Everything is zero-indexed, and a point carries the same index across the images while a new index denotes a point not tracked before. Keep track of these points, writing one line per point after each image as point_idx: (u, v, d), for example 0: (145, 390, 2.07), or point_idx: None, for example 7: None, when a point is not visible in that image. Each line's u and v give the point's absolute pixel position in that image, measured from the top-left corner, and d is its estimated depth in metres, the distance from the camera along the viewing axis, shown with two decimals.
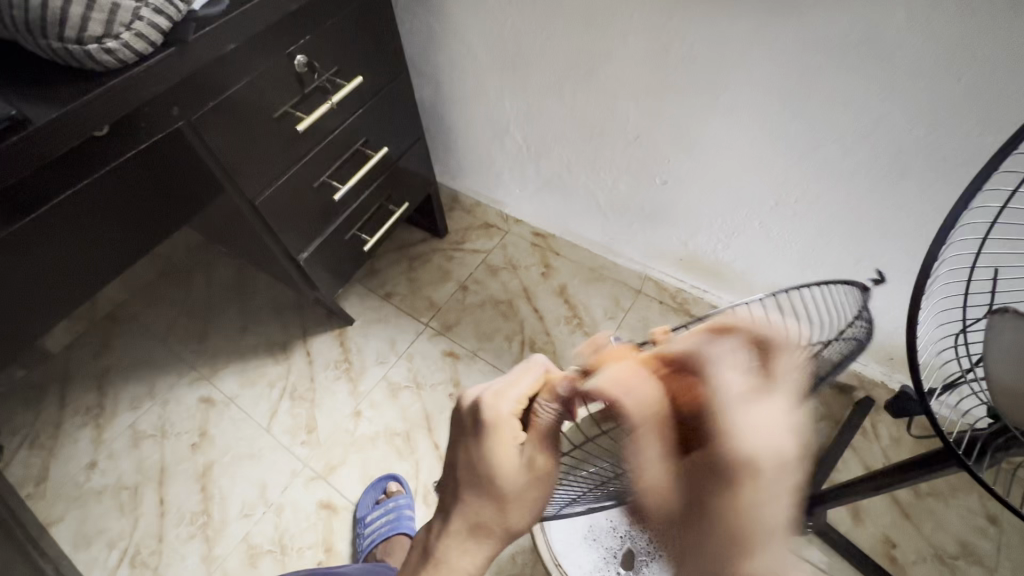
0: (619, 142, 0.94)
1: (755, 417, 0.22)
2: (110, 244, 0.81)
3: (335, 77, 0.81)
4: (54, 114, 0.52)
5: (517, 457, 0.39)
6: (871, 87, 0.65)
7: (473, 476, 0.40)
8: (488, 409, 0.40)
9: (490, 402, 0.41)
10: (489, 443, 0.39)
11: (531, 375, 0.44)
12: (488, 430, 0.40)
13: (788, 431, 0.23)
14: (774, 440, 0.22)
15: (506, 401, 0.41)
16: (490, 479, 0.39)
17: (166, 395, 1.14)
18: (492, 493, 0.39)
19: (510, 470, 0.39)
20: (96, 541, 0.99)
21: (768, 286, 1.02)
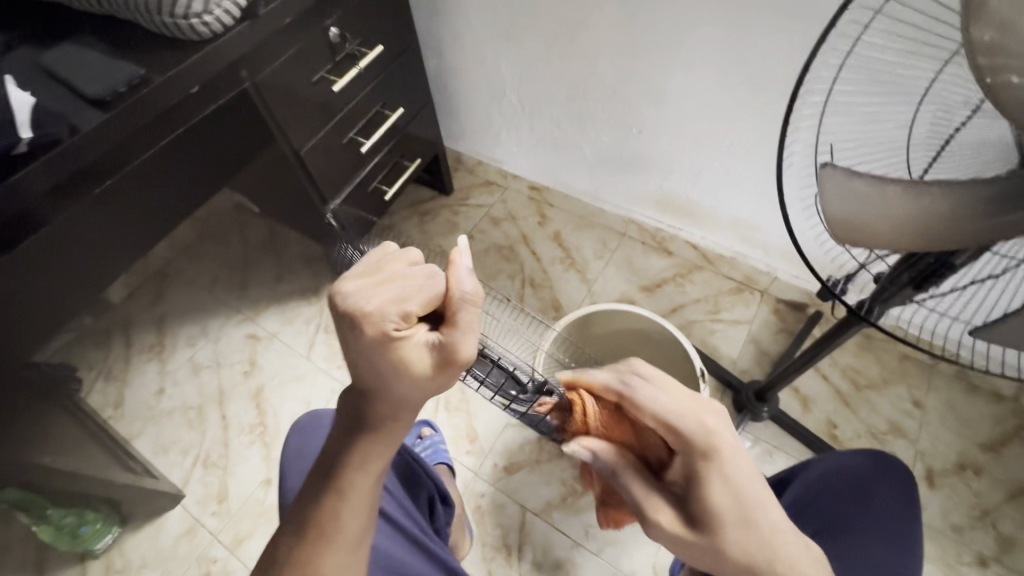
0: (600, 98, 1.11)
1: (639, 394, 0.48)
2: (169, 204, 0.98)
3: (361, 46, 0.97)
4: (166, 76, 0.70)
5: (428, 351, 0.46)
6: (796, 40, 0.81)
7: (387, 370, 0.46)
8: (379, 321, 0.45)
9: (377, 313, 0.45)
10: (395, 348, 0.45)
11: (390, 276, 0.46)
12: (385, 340, 0.45)
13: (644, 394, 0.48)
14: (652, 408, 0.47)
15: (373, 303, 0.45)
16: (404, 371, 0.46)
17: (217, 333, 1.32)
18: (406, 383, 0.47)
19: (423, 362, 0.46)
20: (172, 448, 1.18)
21: (730, 218, 1.19)
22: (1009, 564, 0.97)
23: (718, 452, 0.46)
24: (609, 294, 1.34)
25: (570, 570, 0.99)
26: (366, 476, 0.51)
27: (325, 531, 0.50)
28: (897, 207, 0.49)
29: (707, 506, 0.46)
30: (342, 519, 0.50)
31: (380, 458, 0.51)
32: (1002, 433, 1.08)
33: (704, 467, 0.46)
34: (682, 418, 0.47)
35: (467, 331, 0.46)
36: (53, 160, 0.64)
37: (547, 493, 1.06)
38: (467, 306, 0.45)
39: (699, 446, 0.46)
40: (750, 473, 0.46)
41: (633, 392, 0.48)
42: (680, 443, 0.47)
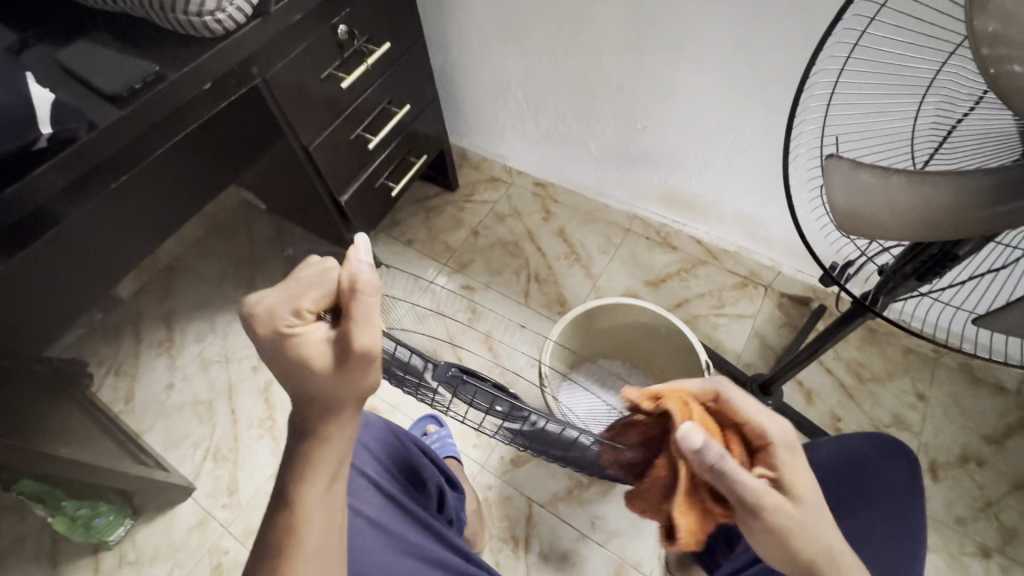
0: (606, 93, 1.11)
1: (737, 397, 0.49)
2: (174, 200, 0.98)
3: (369, 43, 0.98)
4: (179, 73, 0.71)
5: (326, 346, 0.46)
6: (800, 36, 0.82)
7: (294, 371, 0.46)
8: (274, 321, 0.47)
9: (272, 314, 0.47)
10: (292, 344, 0.46)
11: (293, 280, 0.48)
12: (279, 339, 0.46)
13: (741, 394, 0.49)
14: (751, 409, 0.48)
15: (278, 306, 0.47)
16: (306, 369, 0.46)
17: (225, 329, 1.33)
18: (316, 382, 0.47)
19: (320, 356, 0.46)
20: (182, 442, 1.20)
21: (735, 214, 1.20)
22: (1013, 555, 0.98)
23: (799, 454, 0.48)
24: (614, 289, 1.35)
25: (577, 561, 1.00)
26: (316, 486, 0.49)
27: (288, 549, 0.48)
28: (900, 198, 0.49)
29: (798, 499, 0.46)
30: (302, 533, 0.48)
31: (327, 470, 0.50)
32: (1006, 426, 1.08)
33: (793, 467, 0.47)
34: (774, 423, 0.48)
35: (359, 320, 0.45)
36: (68, 157, 0.65)
37: (553, 485, 1.07)
38: (357, 294, 0.45)
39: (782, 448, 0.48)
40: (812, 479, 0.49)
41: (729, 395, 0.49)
42: (765, 443, 0.48)
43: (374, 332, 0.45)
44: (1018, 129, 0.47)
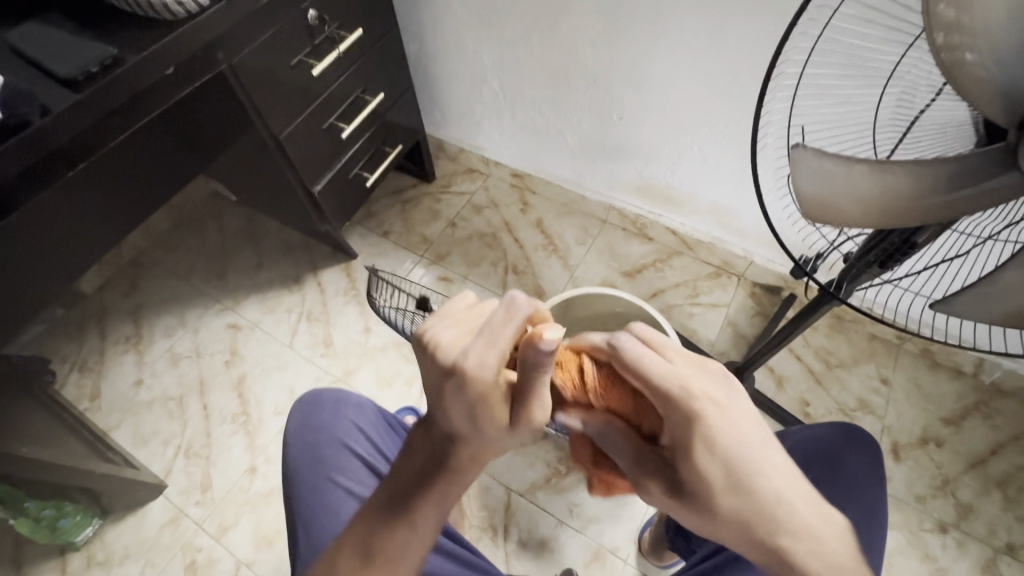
0: (581, 84, 1.11)
1: (638, 354, 0.48)
2: (139, 192, 0.95)
3: (340, 29, 0.96)
4: (138, 57, 0.68)
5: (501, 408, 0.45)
6: (770, 30, 0.84)
7: (456, 417, 0.46)
8: (478, 370, 0.44)
9: (479, 365, 0.44)
10: (485, 394, 0.45)
11: (508, 316, 0.45)
12: (485, 384, 0.45)
13: (643, 351, 0.48)
14: (659, 369, 0.47)
15: (486, 362, 0.45)
16: (484, 419, 0.45)
17: (196, 323, 1.29)
18: (484, 432, 0.46)
19: (498, 417, 0.45)
20: (152, 439, 1.17)
21: (709, 205, 1.21)
22: (967, 530, 1.03)
23: (701, 411, 0.45)
24: (591, 279, 1.36)
25: (555, 548, 1.02)
26: (436, 516, 0.50)
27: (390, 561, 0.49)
28: (861, 187, 0.51)
29: (696, 470, 0.44)
30: (400, 555, 0.49)
31: (433, 511, 0.50)
32: (963, 408, 1.13)
33: (688, 432, 0.45)
34: (680, 378, 0.46)
35: (540, 389, 0.46)
36: (20, 142, 0.62)
37: (531, 474, 1.08)
38: (536, 376, 0.44)
39: (682, 404, 0.45)
40: (741, 442, 0.44)
41: (619, 352, 0.48)
42: (664, 403, 0.46)
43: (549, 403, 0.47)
44: (976, 120, 0.48)
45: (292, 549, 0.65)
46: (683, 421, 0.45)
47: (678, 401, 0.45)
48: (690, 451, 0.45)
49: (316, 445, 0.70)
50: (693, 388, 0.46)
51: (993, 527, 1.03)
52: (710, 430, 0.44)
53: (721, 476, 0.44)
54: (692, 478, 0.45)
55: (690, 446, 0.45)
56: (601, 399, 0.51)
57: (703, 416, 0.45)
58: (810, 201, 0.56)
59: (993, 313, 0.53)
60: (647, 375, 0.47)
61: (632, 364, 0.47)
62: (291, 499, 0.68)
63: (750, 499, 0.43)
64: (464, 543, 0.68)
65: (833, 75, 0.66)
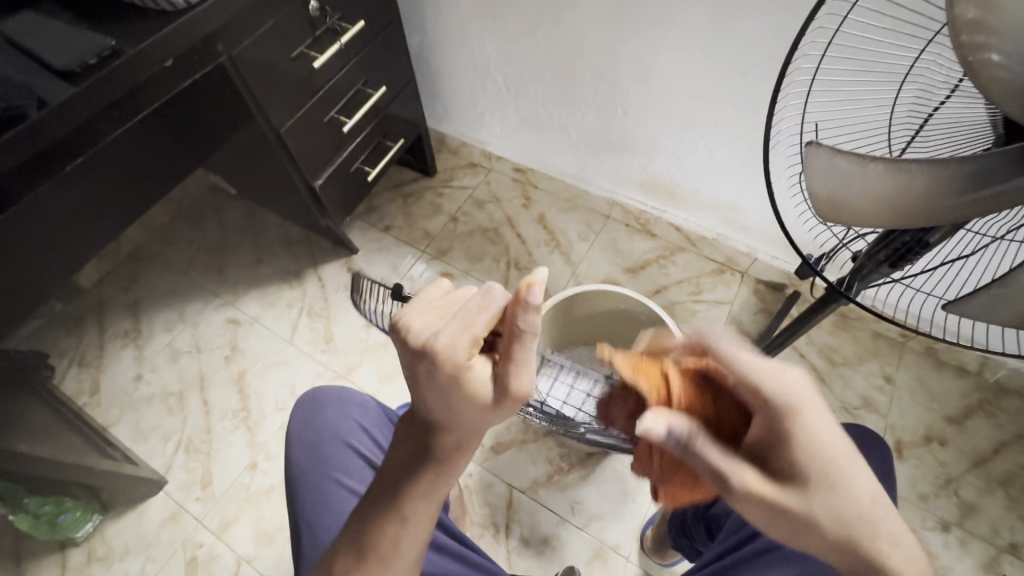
0: (586, 77, 1.10)
1: (734, 348, 0.48)
2: (137, 186, 0.94)
3: (341, 20, 0.94)
4: (137, 49, 0.67)
5: (484, 383, 0.46)
6: (780, 24, 0.82)
7: (432, 402, 0.48)
8: (454, 348, 0.46)
9: (452, 344, 0.46)
10: (461, 373, 0.46)
11: (485, 299, 0.47)
12: (458, 365, 0.46)
13: (740, 346, 0.48)
14: (756, 363, 0.47)
15: (462, 340, 0.46)
16: (461, 398, 0.46)
17: (195, 318, 1.28)
18: (463, 414, 0.47)
19: (481, 393, 0.46)
20: (152, 434, 1.17)
21: (714, 201, 1.20)
22: (970, 528, 1.02)
23: (800, 407, 0.46)
24: (593, 275, 1.35)
25: (557, 545, 1.02)
26: (426, 504, 0.50)
27: (386, 554, 0.50)
28: (876, 185, 0.50)
29: (795, 465, 0.45)
30: (393, 548, 0.50)
31: (424, 501, 0.50)
32: (967, 407, 1.13)
33: (789, 426, 0.45)
34: (772, 378, 0.47)
35: (519, 363, 0.46)
36: (17, 136, 0.61)
37: (533, 472, 1.08)
38: (513, 344, 0.46)
39: (782, 399, 0.46)
40: (835, 439, 0.46)
41: (717, 343, 0.49)
42: (763, 399, 0.47)
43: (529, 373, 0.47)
44: (991, 118, 0.47)
45: (295, 548, 0.65)
46: (781, 417, 0.46)
47: (777, 395, 0.46)
48: (791, 449, 0.45)
49: (319, 444, 0.69)
50: (794, 384, 0.47)
51: (996, 526, 1.02)
52: (809, 427, 0.46)
53: (818, 472, 0.45)
54: (790, 475, 0.45)
55: (791, 442, 0.45)
56: (683, 398, 0.49)
57: (801, 411, 0.46)
58: (822, 200, 0.55)
59: (1007, 314, 0.52)
60: (746, 368, 0.47)
61: (732, 357, 0.48)
62: (293, 498, 0.67)
63: (850, 501, 0.45)
64: (467, 542, 0.67)
65: (847, 70, 0.64)
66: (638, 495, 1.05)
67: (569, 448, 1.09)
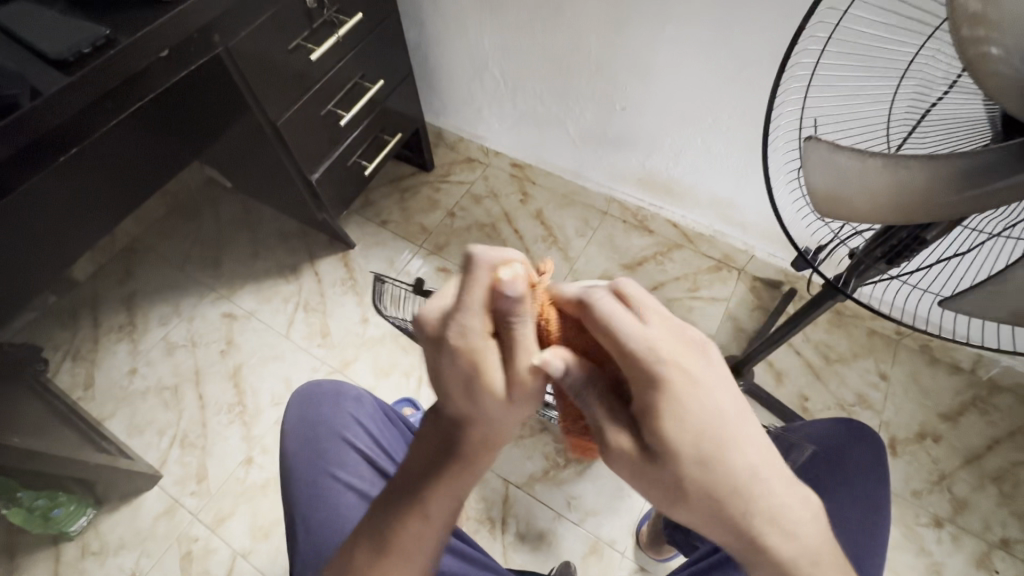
0: (584, 72, 1.09)
1: (604, 305, 0.40)
2: (132, 179, 0.93)
3: (339, 13, 0.94)
4: (132, 38, 0.66)
5: (498, 373, 0.42)
6: (780, 20, 0.82)
7: (454, 395, 0.44)
8: (462, 335, 0.42)
9: (461, 330, 0.42)
10: (476, 362, 0.42)
11: (478, 277, 0.42)
12: (475, 353, 0.42)
13: (611, 307, 0.40)
14: (634, 329, 0.39)
15: (468, 326, 0.42)
16: (481, 390, 0.42)
17: (191, 312, 1.28)
18: (489, 409, 0.43)
19: (496, 384, 0.42)
20: (147, 428, 1.16)
21: (712, 197, 1.20)
22: (962, 524, 1.03)
23: (667, 382, 0.38)
24: (590, 271, 1.35)
25: (553, 540, 1.02)
26: (450, 505, 0.49)
27: (406, 550, 0.49)
28: (874, 180, 0.50)
29: (664, 443, 0.39)
30: (414, 545, 0.49)
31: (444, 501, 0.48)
32: (960, 404, 1.14)
33: (654, 403, 0.39)
34: (660, 346, 0.39)
35: (525, 349, 0.42)
36: (11, 125, 0.60)
37: (529, 467, 1.08)
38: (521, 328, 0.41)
39: (646, 371, 0.39)
40: (711, 419, 0.39)
41: (592, 303, 0.41)
42: (629, 369, 0.39)
43: (533, 356, 0.42)
44: (988, 114, 0.48)
45: (290, 543, 0.65)
46: (653, 395, 0.39)
47: (648, 371, 0.39)
48: (668, 428, 0.39)
49: (316, 439, 0.69)
50: (664, 354, 0.39)
51: (988, 522, 1.03)
52: (682, 410, 0.38)
53: (694, 457, 0.38)
54: (661, 453, 0.39)
55: (667, 422, 0.39)
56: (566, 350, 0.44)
57: (673, 387, 0.38)
58: (820, 196, 0.55)
59: (1003, 310, 0.53)
60: (619, 337, 0.39)
61: (601, 320, 0.40)
62: (289, 493, 0.67)
63: (727, 484, 0.39)
64: (461, 536, 0.67)
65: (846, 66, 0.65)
66: (634, 490, 1.05)
67: (565, 443, 1.09)
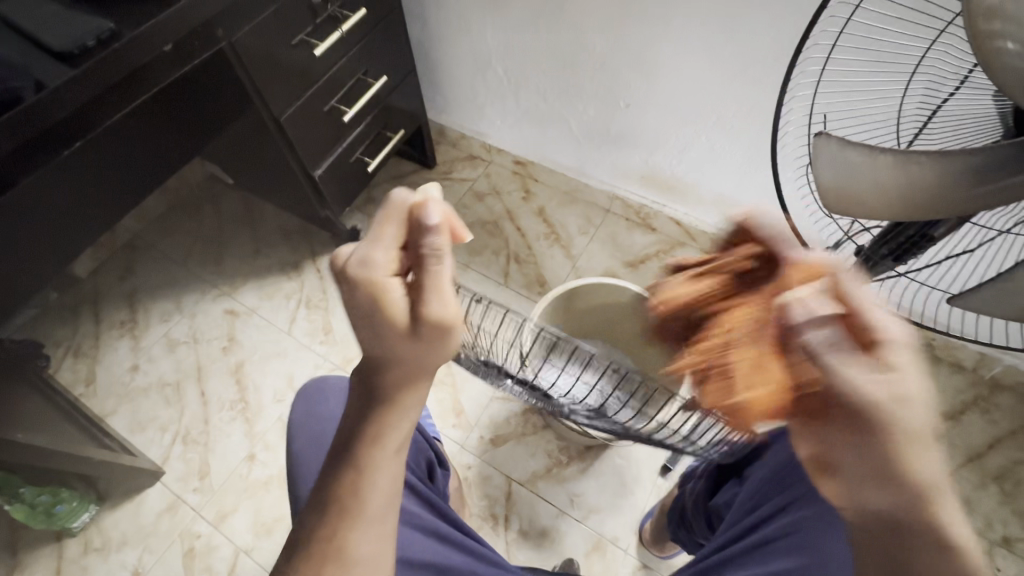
0: (589, 70, 1.09)
1: (846, 276, 0.45)
2: (128, 181, 0.92)
3: (342, 8, 0.93)
4: (135, 33, 0.66)
5: (398, 306, 0.45)
6: (785, 19, 0.82)
7: (362, 335, 0.46)
8: (368, 267, 0.46)
9: (368, 263, 0.46)
10: (376, 289, 0.45)
11: (389, 214, 0.47)
12: (375, 284, 0.45)
13: (854, 279, 0.45)
14: (843, 292, 0.43)
15: (374, 259, 0.46)
16: (382, 322, 0.45)
17: (193, 309, 1.27)
18: (395, 347, 0.45)
19: (397, 316, 0.44)
20: (149, 425, 1.16)
21: (715, 195, 1.20)
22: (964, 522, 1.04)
23: (889, 349, 0.41)
24: (593, 269, 1.34)
25: (556, 537, 1.02)
26: (385, 454, 0.46)
27: (349, 506, 0.45)
28: (884, 176, 0.50)
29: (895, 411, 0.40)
30: (364, 500, 0.45)
31: (390, 445, 0.46)
32: (962, 402, 1.14)
33: (887, 366, 0.41)
34: (892, 322, 0.42)
35: (430, 287, 0.45)
36: (14, 119, 0.59)
37: (532, 464, 1.08)
38: (426, 262, 0.45)
39: (880, 337, 0.42)
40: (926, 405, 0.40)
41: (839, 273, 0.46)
42: (860, 330, 0.42)
43: (436, 294, 0.45)
44: (998, 110, 0.48)
45: None
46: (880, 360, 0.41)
47: (882, 337, 0.42)
48: (901, 394, 0.40)
49: (320, 435, 0.69)
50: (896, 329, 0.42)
51: (990, 520, 1.03)
52: (911, 381, 0.41)
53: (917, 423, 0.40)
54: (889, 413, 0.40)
55: (902, 388, 0.40)
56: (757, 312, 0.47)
57: (896, 354, 0.41)
58: (828, 193, 0.55)
59: (1013, 308, 0.52)
60: (863, 301, 0.43)
61: (852, 290, 0.43)
62: (295, 488, 0.67)
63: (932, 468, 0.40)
64: (470, 532, 0.67)
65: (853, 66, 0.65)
66: (637, 488, 1.05)
67: (567, 440, 1.09)
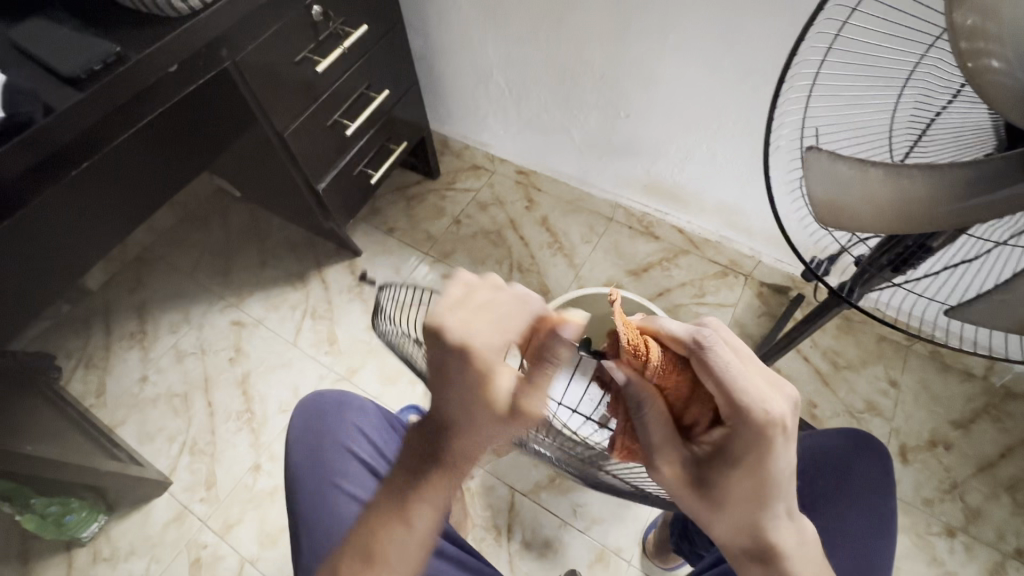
0: (588, 81, 1.10)
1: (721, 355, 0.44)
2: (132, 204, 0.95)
3: (344, 25, 0.95)
4: (141, 56, 0.68)
5: (504, 396, 0.45)
6: (780, 28, 0.82)
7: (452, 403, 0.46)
8: (488, 351, 0.45)
9: (487, 348, 0.45)
10: (490, 376, 0.45)
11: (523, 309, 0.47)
12: (490, 366, 0.45)
13: (725, 356, 0.44)
14: (720, 376, 0.43)
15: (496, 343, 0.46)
16: (485, 402, 0.45)
17: (201, 321, 1.29)
18: (480, 422, 0.45)
19: (499, 406, 0.44)
20: (157, 436, 1.17)
21: (717, 203, 1.20)
22: (975, 534, 1.02)
23: (768, 431, 0.43)
24: (596, 278, 1.35)
25: (559, 548, 1.02)
26: (427, 506, 0.48)
27: (375, 553, 0.48)
28: (876, 191, 0.50)
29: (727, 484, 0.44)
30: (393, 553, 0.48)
31: (431, 504, 0.48)
32: (972, 411, 1.12)
33: (750, 439, 0.43)
34: (771, 401, 0.43)
35: (540, 388, 0.46)
36: (24, 142, 0.61)
37: (535, 474, 1.08)
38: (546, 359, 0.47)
39: (757, 425, 0.42)
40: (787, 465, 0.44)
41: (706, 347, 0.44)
42: (733, 416, 0.43)
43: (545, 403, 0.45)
44: (992, 123, 0.48)
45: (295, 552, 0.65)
46: (748, 444, 0.43)
47: (742, 420, 0.43)
48: (744, 466, 0.43)
49: (319, 449, 0.70)
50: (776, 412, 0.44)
51: (1001, 532, 1.02)
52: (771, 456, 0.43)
53: (754, 488, 0.44)
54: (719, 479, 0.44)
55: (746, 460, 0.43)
56: (659, 377, 0.43)
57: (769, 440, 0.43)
58: (823, 206, 0.54)
59: (1012, 320, 0.52)
60: (732, 384, 0.43)
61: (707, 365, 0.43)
62: (294, 502, 0.68)
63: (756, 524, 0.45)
64: (467, 547, 0.68)
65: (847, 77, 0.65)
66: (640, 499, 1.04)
67: None
